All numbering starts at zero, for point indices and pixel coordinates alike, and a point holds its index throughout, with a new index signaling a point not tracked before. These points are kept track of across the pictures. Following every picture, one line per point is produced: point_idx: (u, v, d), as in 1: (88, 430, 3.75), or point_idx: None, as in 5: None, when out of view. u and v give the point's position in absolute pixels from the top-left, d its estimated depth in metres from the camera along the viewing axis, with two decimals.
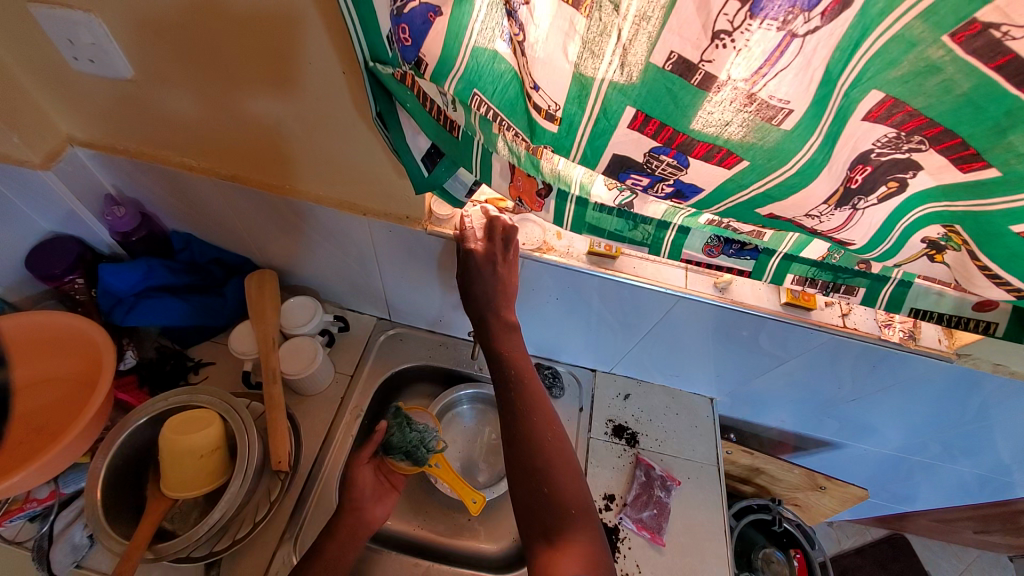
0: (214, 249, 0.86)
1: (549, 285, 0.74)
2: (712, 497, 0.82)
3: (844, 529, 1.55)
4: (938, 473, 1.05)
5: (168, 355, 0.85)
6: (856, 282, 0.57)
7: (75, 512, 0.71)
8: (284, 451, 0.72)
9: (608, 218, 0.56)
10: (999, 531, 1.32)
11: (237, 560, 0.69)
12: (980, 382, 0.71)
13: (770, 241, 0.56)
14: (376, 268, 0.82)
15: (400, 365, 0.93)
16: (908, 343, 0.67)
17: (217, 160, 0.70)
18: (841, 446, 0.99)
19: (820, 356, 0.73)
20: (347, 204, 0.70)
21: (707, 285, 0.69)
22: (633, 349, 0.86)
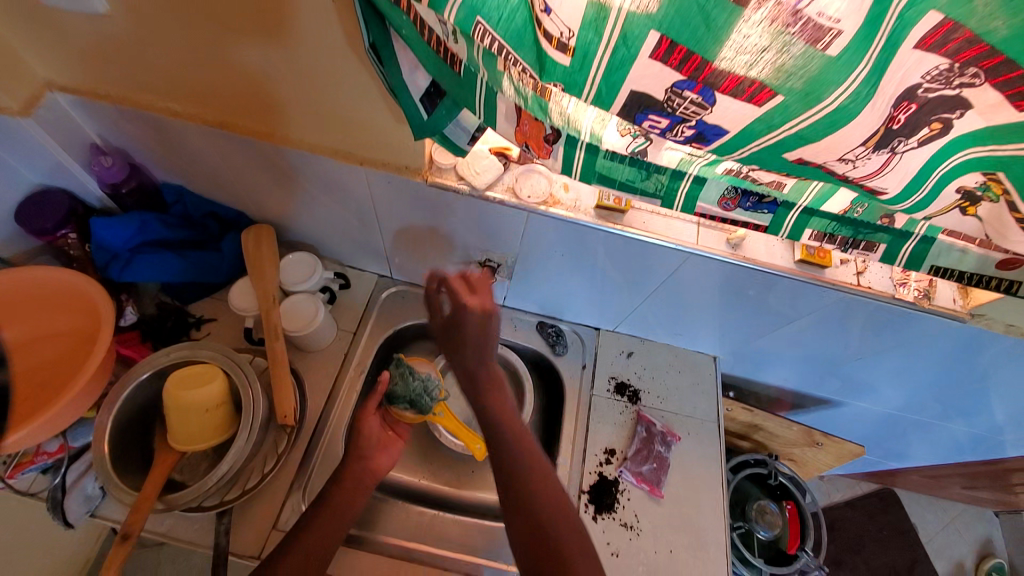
0: (206, 202, 0.83)
1: (554, 241, 0.72)
2: (711, 453, 0.84)
3: (835, 483, 1.60)
4: (935, 432, 1.06)
5: (169, 311, 0.84)
6: (876, 237, 0.55)
7: (86, 466, 0.72)
8: (288, 406, 0.71)
9: (620, 167, 0.53)
10: (987, 487, 1.36)
11: (247, 508, 0.71)
12: (990, 343, 0.70)
13: (791, 194, 0.53)
14: (376, 223, 0.79)
15: (401, 323, 0.92)
16: (923, 303, 0.66)
17: (204, 105, 0.66)
18: (840, 404, 1.00)
19: (830, 315, 0.72)
20: (342, 152, 0.66)
21: (719, 242, 0.66)
22: (638, 307, 0.85)
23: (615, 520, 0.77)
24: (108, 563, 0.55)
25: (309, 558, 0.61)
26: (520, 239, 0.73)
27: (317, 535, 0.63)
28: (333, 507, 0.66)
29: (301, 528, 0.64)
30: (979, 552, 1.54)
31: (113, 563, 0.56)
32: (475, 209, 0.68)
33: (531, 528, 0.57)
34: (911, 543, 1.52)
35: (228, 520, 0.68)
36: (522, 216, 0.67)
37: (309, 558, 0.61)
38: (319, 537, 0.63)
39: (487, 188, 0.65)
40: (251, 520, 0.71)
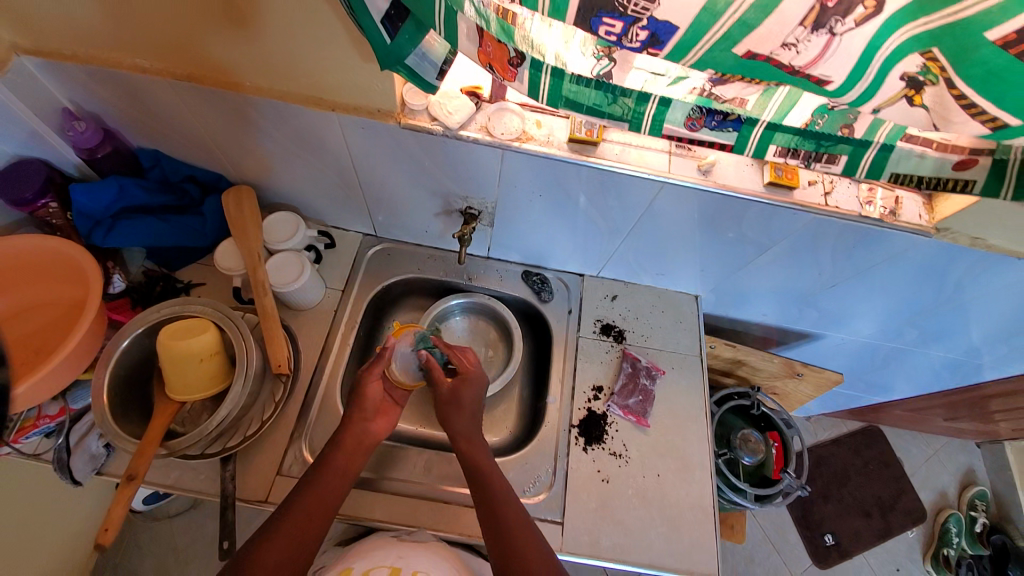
0: (184, 165, 0.83)
1: (530, 180, 0.73)
2: (695, 383, 0.87)
3: (822, 423, 1.65)
4: (912, 360, 1.10)
5: (156, 278, 0.85)
6: (838, 149, 0.57)
7: (87, 427, 0.72)
8: (282, 356, 0.74)
9: (585, 91, 0.54)
10: (967, 418, 1.42)
11: (249, 455, 0.74)
12: (957, 257, 0.73)
13: (752, 109, 0.55)
14: (356, 177, 0.80)
15: (389, 279, 0.94)
16: (888, 220, 0.68)
17: (171, 58, 0.65)
18: (820, 336, 1.04)
19: (802, 239, 0.74)
20: (314, 98, 0.67)
21: (691, 169, 0.68)
22: (618, 249, 0.87)
23: (604, 449, 0.80)
24: (115, 503, 0.58)
25: (309, 518, 0.63)
26: (498, 181, 0.75)
27: (319, 493, 0.65)
28: (336, 469, 0.68)
29: (303, 487, 0.66)
30: (961, 481, 1.61)
31: (120, 502, 0.58)
32: (451, 150, 0.69)
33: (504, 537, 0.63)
34: (895, 475, 1.59)
35: (232, 467, 0.71)
36: (497, 154, 0.69)
37: (309, 516, 0.63)
38: (321, 496, 0.65)
39: (461, 128, 0.66)
40: (254, 466, 0.74)
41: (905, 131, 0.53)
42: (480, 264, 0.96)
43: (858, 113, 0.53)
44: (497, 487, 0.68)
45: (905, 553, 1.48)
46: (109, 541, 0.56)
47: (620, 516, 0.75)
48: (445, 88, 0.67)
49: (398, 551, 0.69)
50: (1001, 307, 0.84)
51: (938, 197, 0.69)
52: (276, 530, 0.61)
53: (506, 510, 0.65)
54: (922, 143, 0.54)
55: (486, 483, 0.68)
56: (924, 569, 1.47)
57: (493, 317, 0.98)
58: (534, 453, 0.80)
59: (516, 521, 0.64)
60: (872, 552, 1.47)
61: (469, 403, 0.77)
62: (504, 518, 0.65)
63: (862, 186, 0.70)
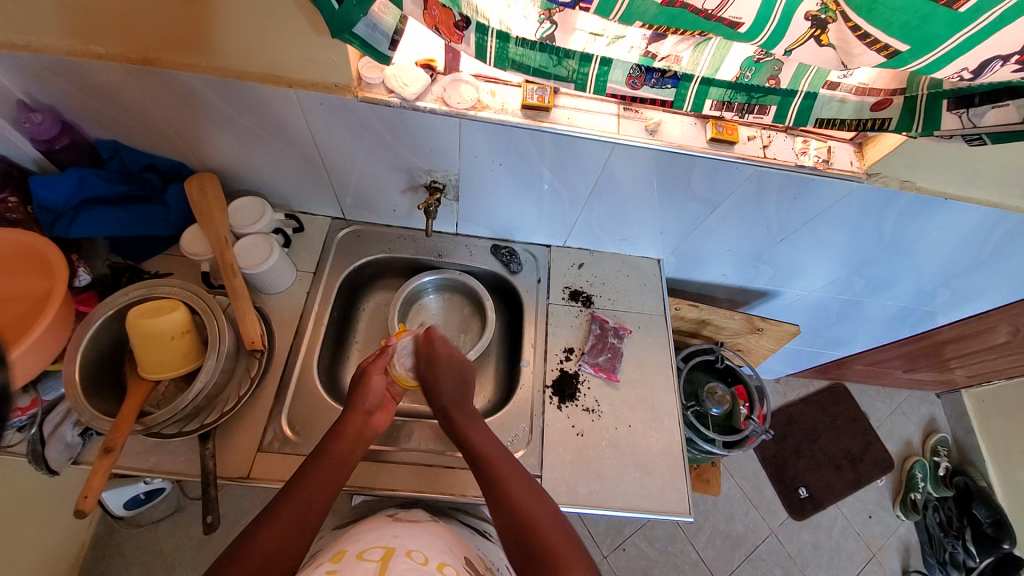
0: (145, 155, 0.83)
1: (489, 148, 0.76)
2: (660, 339, 0.92)
3: (790, 383, 1.73)
4: (866, 311, 1.17)
5: (122, 270, 0.84)
6: (767, 100, 0.62)
7: (61, 415, 0.72)
8: (255, 332, 0.76)
9: (531, 53, 0.57)
10: (925, 368, 1.50)
11: (229, 434, 0.75)
12: (892, 201, 0.79)
13: (687, 66, 0.57)
14: (320, 159, 0.82)
15: (361, 260, 0.96)
16: (822, 167, 0.73)
17: (124, 41, 0.65)
18: (777, 292, 1.10)
19: (748, 193, 0.79)
20: (272, 76, 0.68)
21: (638, 129, 0.72)
22: (580, 218, 0.90)
23: (577, 406, 0.84)
24: (94, 473, 0.59)
25: (310, 504, 0.60)
26: (459, 152, 0.77)
27: (317, 482, 0.62)
28: (335, 454, 0.66)
29: (301, 475, 0.63)
30: (924, 430, 1.71)
31: (98, 472, 0.59)
32: (412, 122, 0.72)
33: (525, 539, 0.58)
34: (862, 429, 1.68)
35: (212, 445, 0.71)
36: (454, 124, 0.72)
37: (309, 503, 0.60)
38: (320, 485, 0.62)
39: (417, 99, 0.69)
40: (234, 445, 0.74)
41: (826, 78, 0.58)
42: (449, 241, 0.99)
43: (782, 64, 0.56)
44: (518, 491, 0.62)
45: (876, 501, 1.56)
46: (89, 507, 0.57)
47: (595, 466, 0.79)
48: (400, 62, 0.70)
49: (393, 531, 0.61)
50: (938, 250, 0.91)
51: (868, 145, 0.74)
52: (277, 516, 0.58)
53: (529, 510, 0.61)
54: (843, 88, 0.59)
55: (502, 480, 0.64)
56: (895, 514, 1.55)
57: (466, 292, 1.00)
58: (510, 415, 0.83)
59: (536, 519, 0.60)
60: (845, 502, 1.54)
61: (453, 376, 0.75)
62: (523, 517, 0.60)
63: (798, 139, 0.75)
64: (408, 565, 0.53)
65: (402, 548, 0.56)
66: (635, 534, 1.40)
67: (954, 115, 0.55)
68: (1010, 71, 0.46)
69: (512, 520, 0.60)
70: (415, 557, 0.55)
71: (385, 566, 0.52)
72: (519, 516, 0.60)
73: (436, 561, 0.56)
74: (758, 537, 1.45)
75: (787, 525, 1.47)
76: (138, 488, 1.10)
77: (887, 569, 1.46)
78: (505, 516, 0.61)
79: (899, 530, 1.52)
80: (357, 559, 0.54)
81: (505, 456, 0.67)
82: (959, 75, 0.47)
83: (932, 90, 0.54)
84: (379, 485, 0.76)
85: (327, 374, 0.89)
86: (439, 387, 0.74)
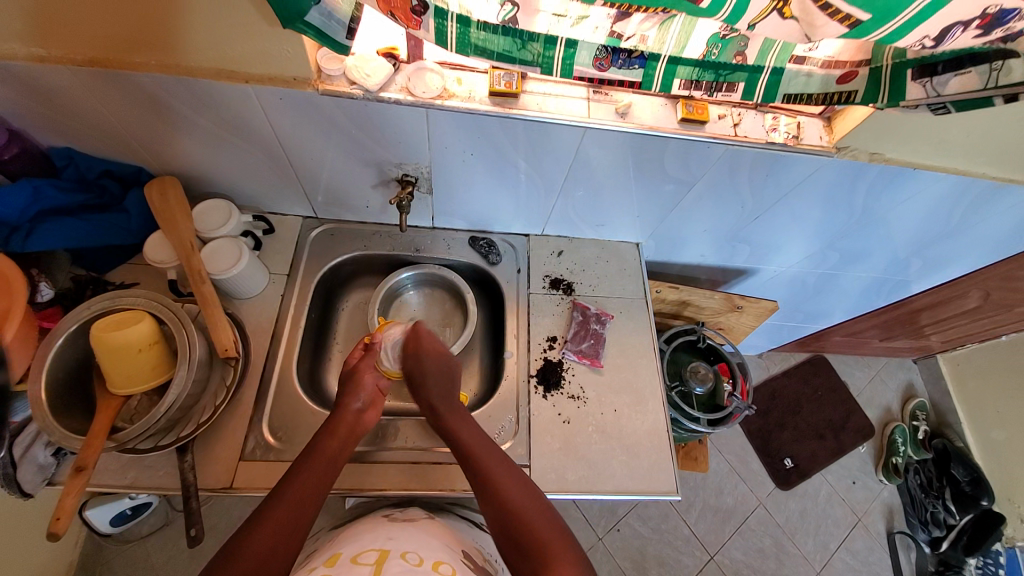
0: (101, 161, 0.79)
1: (459, 138, 0.74)
2: (642, 323, 0.92)
3: (773, 358, 1.77)
4: (841, 283, 1.19)
5: (85, 282, 0.80)
6: (735, 77, 0.60)
7: (31, 437, 0.67)
8: (228, 339, 0.74)
9: (494, 38, 0.56)
10: (901, 336, 1.55)
11: (209, 444, 0.73)
12: (861, 173, 0.79)
13: (653, 46, 0.56)
14: (286, 157, 0.79)
15: (336, 260, 0.94)
16: (792, 143, 0.73)
17: (65, 41, 0.61)
18: (755, 270, 1.11)
19: (721, 172, 0.79)
20: (226, 71, 0.65)
21: (609, 112, 0.71)
22: (557, 205, 0.90)
23: (562, 394, 0.84)
24: (66, 493, 0.56)
25: (304, 500, 0.60)
26: (429, 144, 0.75)
27: (307, 479, 0.61)
28: (325, 453, 0.65)
29: (291, 473, 0.62)
30: (902, 396, 1.77)
31: (71, 492, 0.57)
32: (378, 115, 0.70)
33: (516, 530, 0.59)
34: (843, 398, 1.72)
35: (191, 457, 0.69)
36: (422, 115, 0.70)
37: (299, 500, 0.59)
38: (313, 480, 0.62)
39: (381, 90, 0.67)
40: (214, 455, 0.73)
41: (792, 52, 0.58)
42: (426, 235, 0.97)
43: (748, 39, 0.57)
44: (503, 477, 0.63)
45: (859, 467, 1.61)
46: (62, 530, 0.55)
47: (583, 452, 0.79)
48: (360, 52, 0.68)
49: (387, 533, 0.60)
50: (908, 220, 0.92)
51: (836, 119, 0.74)
52: (271, 515, 0.57)
53: (509, 493, 0.61)
54: (810, 63, 0.59)
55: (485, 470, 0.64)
56: (877, 479, 1.60)
57: (447, 286, 0.99)
58: (496, 407, 0.82)
59: (520, 503, 0.60)
60: (830, 470, 1.59)
61: (437, 372, 0.74)
62: (507, 504, 0.61)
63: (767, 115, 0.75)
64: (402, 566, 0.51)
65: (397, 550, 0.55)
66: (628, 515, 1.42)
67: (918, 84, 0.55)
68: (970, 38, 0.47)
69: (497, 508, 0.61)
70: (410, 559, 0.53)
71: (380, 569, 0.50)
72: (502, 502, 0.61)
73: (432, 561, 0.54)
74: (747, 509, 1.48)
75: (775, 496, 1.51)
76: (123, 504, 1.07)
77: (873, 532, 1.51)
78: (491, 503, 0.61)
79: (882, 493, 1.58)
80: (352, 562, 0.52)
81: (489, 448, 0.67)
82: (921, 43, 0.47)
83: (896, 60, 0.55)
84: (367, 486, 0.75)
85: (308, 376, 0.88)
86: (426, 380, 0.73)
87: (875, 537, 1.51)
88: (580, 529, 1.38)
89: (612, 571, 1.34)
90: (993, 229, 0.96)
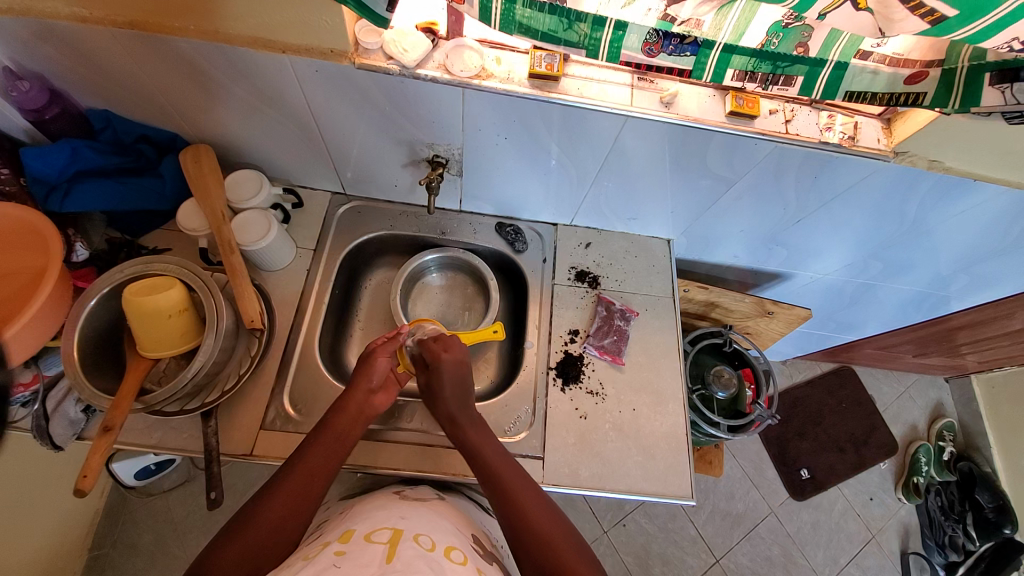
0: (139, 125, 0.79)
1: (493, 120, 0.72)
2: (667, 323, 0.90)
3: (797, 365, 1.72)
4: (881, 295, 1.14)
5: (119, 245, 0.82)
6: (794, 70, 0.56)
7: (63, 392, 0.70)
8: (254, 311, 0.74)
9: (540, 16, 0.53)
10: (936, 354, 1.48)
11: (231, 411, 0.75)
12: (915, 182, 0.75)
13: (708, 32, 0.54)
14: (319, 132, 0.78)
15: (362, 238, 0.94)
16: (846, 145, 0.69)
17: (108, 3, 0.61)
18: (789, 275, 1.07)
19: (766, 170, 0.75)
20: (263, 40, 0.64)
21: (653, 102, 0.68)
22: (588, 196, 0.87)
23: (581, 389, 0.83)
24: (93, 452, 0.58)
25: (312, 476, 0.61)
26: (463, 125, 0.74)
27: (320, 455, 0.62)
28: (337, 430, 0.65)
29: (305, 448, 0.63)
30: (931, 415, 1.70)
31: (98, 451, 0.58)
32: (413, 92, 0.68)
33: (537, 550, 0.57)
34: (868, 412, 1.67)
35: (214, 422, 0.71)
36: (457, 94, 0.68)
37: (312, 475, 0.60)
38: (325, 456, 0.62)
39: (418, 66, 0.65)
40: (236, 422, 0.74)
41: (859, 47, 0.53)
42: (453, 218, 0.96)
43: (812, 29, 0.52)
44: (539, 512, 0.61)
45: (878, 484, 1.56)
46: (88, 487, 0.57)
47: (599, 448, 0.78)
48: (399, 26, 0.66)
49: (400, 511, 0.61)
50: (963, 234, 0.87)
51: (897, 120, 0.69)
52: (282, 487, 0.59)
53: (562, 549, 0.58)
54: (875, 59, 0.54)
55: (526, 515, 0.60)
56: (897, 497, 1.55)
57: (470, 271, 0.98)
58: (512, 397, 0.82)
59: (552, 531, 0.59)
60: (847, 484, 1.55)
61: (452, 380, 0.73)
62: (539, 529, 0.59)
63: (822, 113, 0.70)
64: (414, 550, 0.51)
65: (410, 531, 0.55)
66: (635, 511, 1.41)
67: (997, 89, 0.51)
68: None
69: (541, 560, 0.57)
70: (422, 543, 0.53)
71: (393, 550, 0.50)
72: (551, 556, 0.57)
73: (444, 546, 0.54)
74: (757, 516, 1.46)
75: (787, 505, 1.49)
76: (147, 459, 1.11)
77: (886, 550, 1.47)
78: (535, 554, 0.57)
79: (900, 512, 1.53)
80: (365, 541, 0.52)
81: (531, 491, 0.63)
82: (1008, 45, 0.43)
83: (973, 62, 0.50)
84: (381, 464, 0.76)
85: (329, 352, 0.88)
86: (441, 391, 0.71)
87: (888, 556, 1.47)
88: (586, 521, 1.39)
89: (615, 564, 1.35)
90: None
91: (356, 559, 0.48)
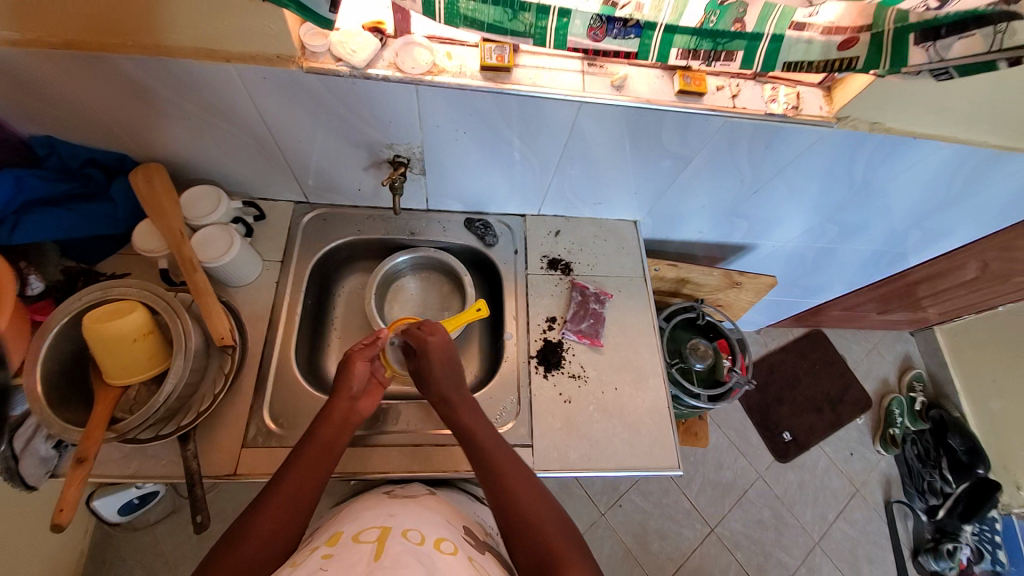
0: (86, 150, 0.77)
1: (447, 114, 0.72)
2: (641, 301, 0.92)
3: (771, 333, 1.78)
4: (841, 257, 1.19)
5: (76, 274, 0.79)
6: (733, 45, 0.58)
7: (33, 429, 0.66)
8: (223, 328, 0.73)
9: (483, 7, 0.54)
10: (898, 309, 1.55)
11: (209, 430, 0.73)
12: (861, 144, 0.78)
13: (650, 14, 0.56)
14: (274, 142, 0.77)
15: (329, 245, 0.93)
16: (791, 114, 0.72)
17: (37, 24, 0.58)
18: (754, 245, 1.11)
19: (720, 144, 0.77)
20: (206, 51, 0.62)
21: (605, 86, 0.69)
22: (553, 183, 0.88)
23: (562, 373, 0.84)
24: (68, 485, 0.56)
25: (301, 486, 0.60)
26: (421, 123, 0.74)
27: (306, 470, 0.62)
28: (324, 442, 0.65)
29: (291, 462, 0.62)
30: (899, 368, 1.79)
31: (74, 483, 0.57)
32: (367, 93, 0.68)
33: (531, 537, 0.58)
34: (840, 371, 1.74)
35: (193, 445, 0.70)
36: (412, 92, 0.68)
37: (302, 486, 0.60)
38: (312, 467, 0.62)
39: (368, 67, 0.65)
40: (216, 443, 0.73)
41: (792, 18, 0.55)
42: (421, 218, 0.96)
43: (747, 4, 0.54)
44: (530, 496, 0.62)
45: (856, 438, 1.63)
46: (66, 521, 0.55)
47: (585, 430, 0.80)
48: (346, 27, 0.65)
49: (387, 510, 0.60)
50: (907, 192, 0.92)
51: (836, 88, 0.73)
52: (270, 501, 0.58)
53: (550, 533, 0.58)
54: (810, 29, 0.56)
55: (520, 503, 0.61)
56: (874, 449, 1.62)
57: (443, 269, 0.99)
58: (496, 389, 0.82)
59: (545, 518, 0.60)
60: (827, 441, 1.61)
61: (441, 358, 0.73)
62: (531, 516, 0.60)
63: (766, 86, 0.73)
64: (403, 546, 0.51)
65: (398, 527, 0.55)
66: (630, 490, 1.44)
67: (922, 48, 0.54)
68: None
69: (534, 548, 0.57)
70: (411, 537, 0.53)
71: (381, 548, 0.50)
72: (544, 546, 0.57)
73: (433, 539, 0.54)
74: (746, 482, 1.51)
75: (773, 468, 1.54)
76: (130, 492, 1.08)
77: (869, 500, 1.54)
78: (527, 544, 0.58)
79: (879, 463, 1.60)
80: (353, 541, 0.52)
81: (523, 476, 0.64)
82: None
83: (899, 23, 0.53)
84: (370, 469, 0.75)
85: (307, 363, 0.87)
86: (433, 376, 0.72)
87: (871, 506, 1.54)
88: (582, 505, 1.41)
89: (614, 545, 1.37)
90: (991, 199, 0.95)
91: (344, 560, 0.48)
